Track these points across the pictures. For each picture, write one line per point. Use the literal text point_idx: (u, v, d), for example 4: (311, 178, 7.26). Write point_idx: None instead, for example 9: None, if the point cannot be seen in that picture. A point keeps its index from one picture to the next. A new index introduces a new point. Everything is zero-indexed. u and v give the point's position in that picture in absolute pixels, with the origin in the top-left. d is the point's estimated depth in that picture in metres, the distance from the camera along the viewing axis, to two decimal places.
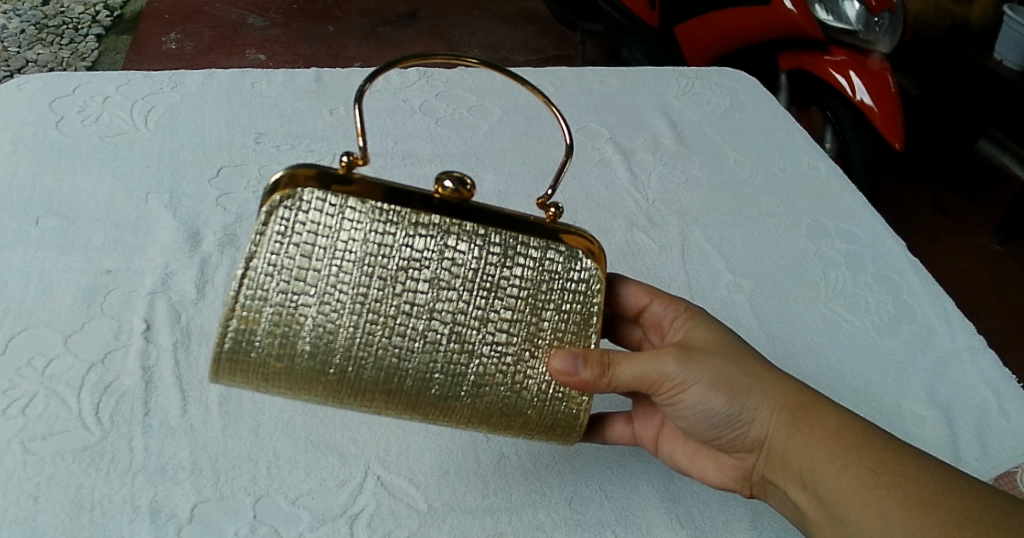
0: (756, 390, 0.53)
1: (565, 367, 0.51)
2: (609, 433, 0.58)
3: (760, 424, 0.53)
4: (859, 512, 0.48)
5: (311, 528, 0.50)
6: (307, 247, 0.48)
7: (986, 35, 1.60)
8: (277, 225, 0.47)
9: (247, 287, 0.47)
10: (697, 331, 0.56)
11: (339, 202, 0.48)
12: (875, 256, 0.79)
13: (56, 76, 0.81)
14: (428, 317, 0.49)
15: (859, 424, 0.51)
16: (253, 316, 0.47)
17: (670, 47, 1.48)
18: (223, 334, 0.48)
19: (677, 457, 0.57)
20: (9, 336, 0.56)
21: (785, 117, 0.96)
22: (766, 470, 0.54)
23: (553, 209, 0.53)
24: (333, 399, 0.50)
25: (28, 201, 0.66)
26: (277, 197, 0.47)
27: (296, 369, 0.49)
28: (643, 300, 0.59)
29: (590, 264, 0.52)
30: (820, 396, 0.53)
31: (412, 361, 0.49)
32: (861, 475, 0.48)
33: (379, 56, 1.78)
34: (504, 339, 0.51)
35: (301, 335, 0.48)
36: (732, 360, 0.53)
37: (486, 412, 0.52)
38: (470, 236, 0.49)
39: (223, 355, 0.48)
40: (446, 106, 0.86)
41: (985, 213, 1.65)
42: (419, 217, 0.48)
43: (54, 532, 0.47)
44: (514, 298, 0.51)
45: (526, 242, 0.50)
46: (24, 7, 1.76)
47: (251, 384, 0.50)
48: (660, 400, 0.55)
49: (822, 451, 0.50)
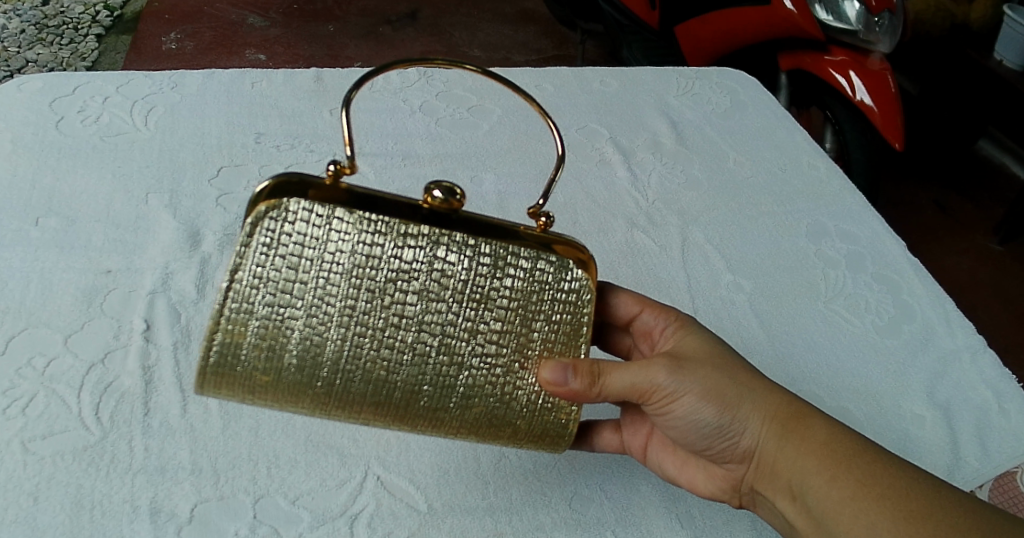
0: (747, 401, 0.52)
1: (554, 378, 0.51)
2: (597, 441, 0.58)
3: (751, 435, 0.53)
4: (846, 523, 0.48)
5: (311, 528, 0.50)
6: (294, 258, 0.47)
7: (986, 36, 1.60)
8: (262, 236, 0.47)
9: (233, 299, 0.47)
10: (689, 340, 0.55)
11: (326, 213, 0.47)
12: (875, 256, 0.79)
13: (56, 76, 0.81)
14: (417, 329, 0.49)
15: (848, 435, 0.51)
16: (239, 329, 0.47)
17: (670, 47, 1.48)
18: (209, 346, 0.47)
19: (666, 466, 0.56)
20: (9, 335, 0.56)
21: (784, 117, 0.96)
22: (755, 481, 0.54)
23: (544, 219, 0.53)
24: (322, 410, 0.50)
25: (28, 201, 0.66)
26: (262, 207, 0.47)
27: (283, 381, 0.49)
28: (633, 310, 0.59)
29: (581, 275, 0.52)
30: (812, 407, 0.53)
31: (400, 374, 0.49)
32: (849, 488, 0.48)
33: (379, 56, 1.79)
34: (493, 350, 0.51)
35: (288, 348, 0.48)
36: (723, 371, 0.53)
37: (475, 423, 0.52)
38: (460, 247, 0.49)
39: (209, 368, 0.48)
40: (446, 106, 0.86)
41: (984, 213, 1.65)
42: (408, 228, 0.48)
43: (54, 532, 0.47)
44: (503, 309, 0.51)
45: (516, 253, 0.50)
46: (24, 7, 1.76)
47: (237, 396, 0.49)
48: (650, 410, 0.55)
49: (811, 462, 0.50)
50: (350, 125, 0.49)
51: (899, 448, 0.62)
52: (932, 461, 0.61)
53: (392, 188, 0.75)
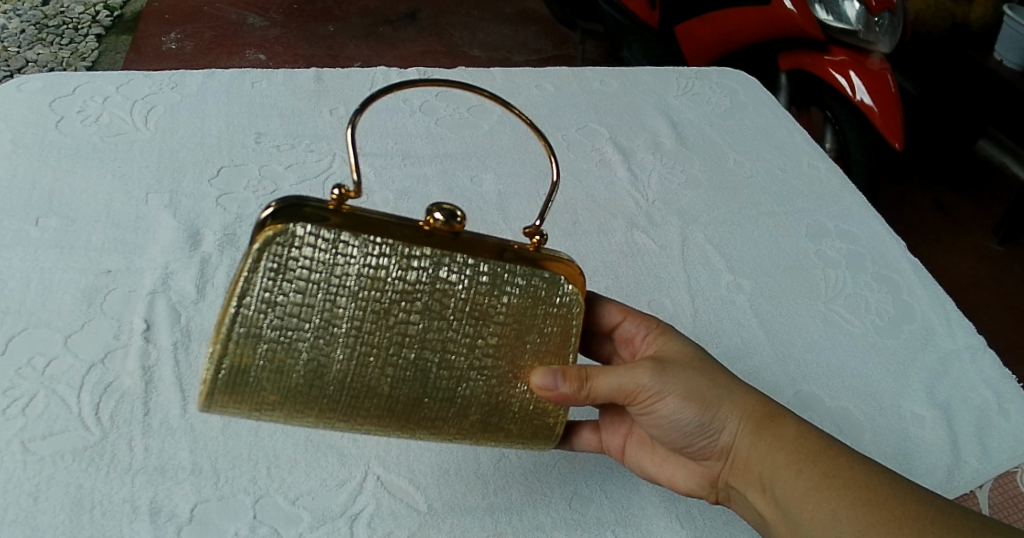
0: (726, 400, 0.53)
1: (544, 382, 0.52)
2: (577, 441, 0.57)
3: (730, 433, 0.53)
4: (810, 512, 0.49)
5: (311, 528, 0.50)
6: (301, 283, 0.47)
7: (986, 36, 1.60)
8: (270, 262, 0.46)
9: (240, 324, 0.47)
10: (669, 345, 0.56)
11: (333, 236, 0.47)
12: (875, 256, 0.79)
13: (56, 76, 0.81)
14: (420, 347, 0.49)
15: (815, 431, 0.52)
16: (247, 353, 0.47)
17: (670, 46, 1.48)
18: (216, 369, 0.47)
19: (645, 464, 0.56)
20: (9, 335, 0.56)
21: (784, 117, 0.96)
22: (729, 476, 0.54)
23: (537, 237, 0.52)
24: (325, 423, 0.50)
25: (28, 201, 0.66)
26: (270, 233, 0.46)
27: (290, 399, 0.48)
28: (615, 318, 0.59)
29: (572, 289, 0.52)
30: (784, 407, 0.54)
31: (403, 388, 0.49)
32: (813, 479, 0.50)
33: (379, 56, 1.79)
34: (490, 364, 0.51)
35: (296, 369, 0.47)
36: (704, 373, 0.54)
37: (472, 430, 0.52)
38: (460, 266, 0.49)
39: (216, 388, 0.47)
40: (446, 105, 0.86)
41: (983, 212, 1.65)
42: (412, 249, 0.48)
43: (54, 532, 0.47)
44: (500, 325, 0.51)
45: (513, 270, 0.50)
46: (24, 7, 1.76)
47: (243, 411, 0.49)
48: (634, 411, 0.55)
49: (780, 456, 0.51)
50: (355, 145, 0.48)
51: (900, 449, 0.62)
52: (932, 461, 0.61)
53: (392, 188, 0.75)
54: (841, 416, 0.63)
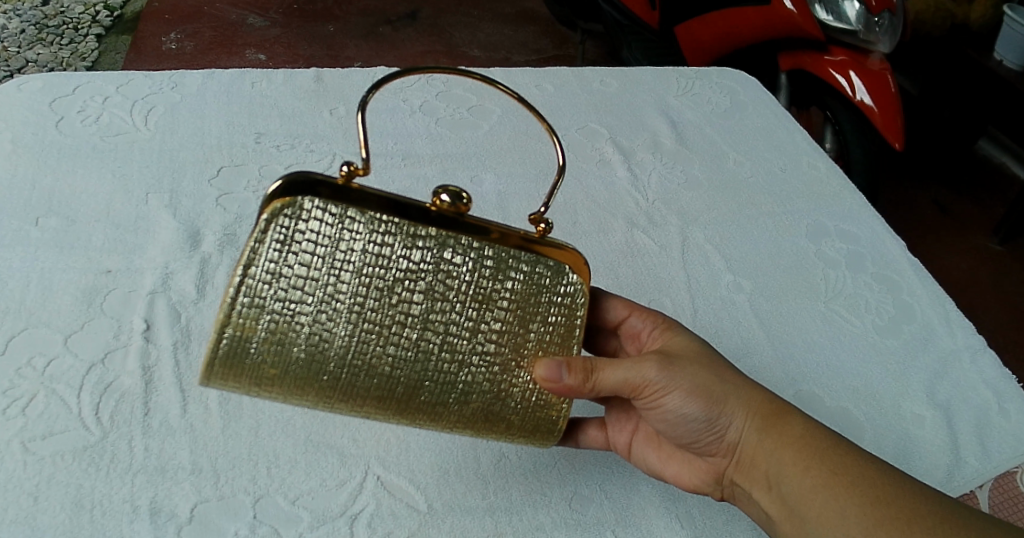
0: (732, 397, 0.53)
1: (549, 374, 0.51)
2: (582, 437, 0.58)
3: (736, 429, 0.54)
4: (818, 510, 0.50)
5: (311, 528, 0.50)
6: (306, 256, 0.47)
7: (987, 35, 1.60)
8: (277, 232, 0.46)
9: (245, 294, 0.46)
10: (676, 340, 0.56)
11: (340, 212, 0.47)
12: (874, 256, 0.79)
13: (57, 76, 0.81)
14: (421, 327, 0.49)
15: (823, 430, 0.52)
16: (249, 324, 0.47)
17: (670, 46, 1.47)
18: (218, 339, 0.47)
19: (651, 461, 0.56)
20: (8, 335, 0.56)
21: (783, 116, 0.96)
22: (735, 473, 0.54)
23: (543, 224, 0.53)
24: (324, 404, 0.50)
25: (27, 201, 0.66)
26: (277, 204, 0.46)
27: (289, 375, 0.48)
28: (621, 313, 0.59)
29: (575, 279, 0.53)
30: (790, 405, 0.54)
31: (404, 369, 0.49)
32: (821, 476, 0.50)
33: (379, 56, 1.79)
34: (492, 349, 0.51)
35: (297, 343, 0.47)
36: (711, 368, 0.54)
37: (472, 417, 0.52)
38: (465, 249, 0.49)
39: (217, 361, 0.47)
40: (446, 106, 0.86)
41: (984, 213, 1.65)
42: (417, 229, 0.48)
43: (54, 532, 0.47)
44: (503, 310, 0.51)
45: (518, 257, 0.51)
46: (24, 7, 1.76)
47: (242, 388, 0.49)
48: (640, 405, 0.55)
49: (789, 454, 0.52)
50: (365, 126, 0.48)
51: (900, 449, 0.62)
52: (931, 461, 0.61)
53: (393, 187, 0.76)
54: (840, 416, 0.63)
